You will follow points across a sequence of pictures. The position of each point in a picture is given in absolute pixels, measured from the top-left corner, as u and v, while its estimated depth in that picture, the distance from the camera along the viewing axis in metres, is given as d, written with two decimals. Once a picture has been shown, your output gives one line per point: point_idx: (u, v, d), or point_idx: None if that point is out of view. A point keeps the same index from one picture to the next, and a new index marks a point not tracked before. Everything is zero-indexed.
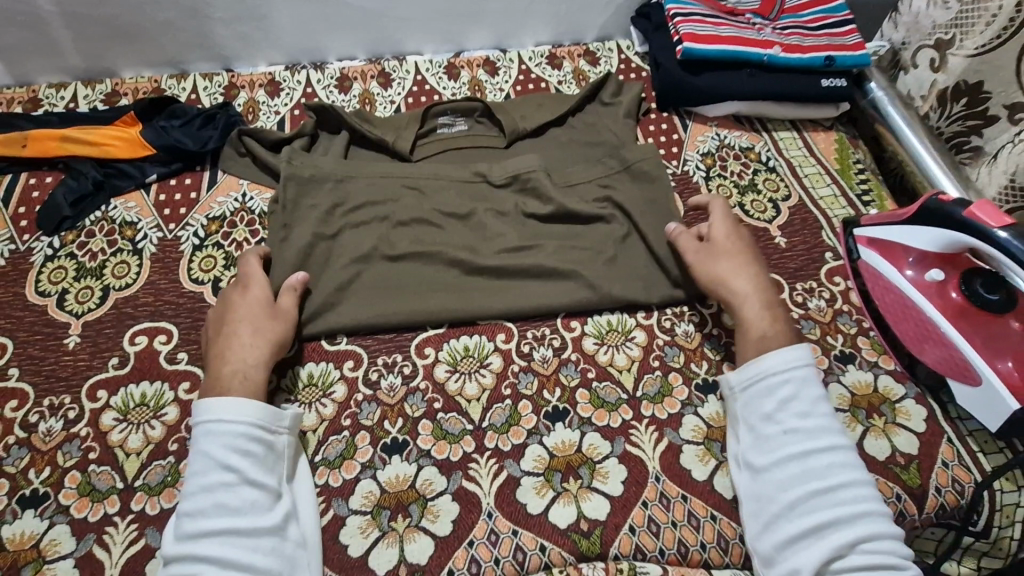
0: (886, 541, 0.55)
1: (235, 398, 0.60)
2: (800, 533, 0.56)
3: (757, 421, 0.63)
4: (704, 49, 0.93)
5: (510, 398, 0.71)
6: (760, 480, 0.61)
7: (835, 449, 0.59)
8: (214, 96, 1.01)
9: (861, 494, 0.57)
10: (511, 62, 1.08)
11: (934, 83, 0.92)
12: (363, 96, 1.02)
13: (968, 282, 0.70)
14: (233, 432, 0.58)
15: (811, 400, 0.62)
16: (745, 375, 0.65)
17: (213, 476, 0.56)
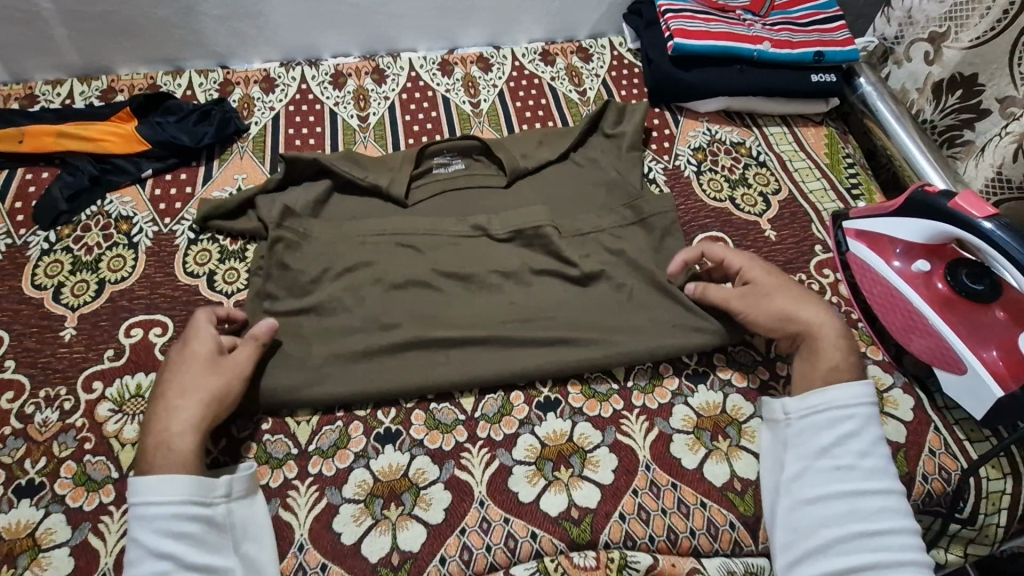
0: None
1: (157, 476, 0.56)
2: (836, 569, 0.56)
3: (806, 453, 0.61)
4: (695, 45, 0.94)
5: (502, 389, 0.72)
6: (799, 511, 0.60)
7: (887, 494, 0.58)
8: (210, 92, 1.01)
9: (906, 541, 0.57)
10: (504, 59, 1.09)
11: (928, 75, 0.92)
12: (357, 92, 1.03)
13: (954, 272, 0.70)
14: (165, 516, 0.54)
15: (869, 442, 0.60)
16: (803, 405, 0.63)
17: (147, 564, 0.53)
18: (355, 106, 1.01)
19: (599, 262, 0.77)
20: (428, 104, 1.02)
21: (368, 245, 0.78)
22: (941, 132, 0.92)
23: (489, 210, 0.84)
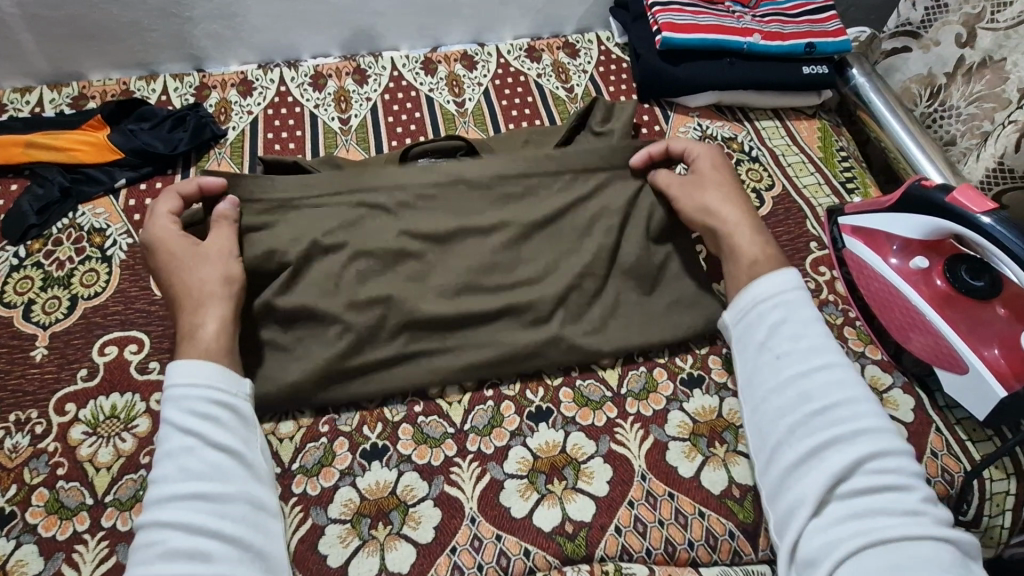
0: (889, 459, 0.56)
1: (199, 361, 0.60)
2: (801, 457, 0.58)
3: (753, 351, 0.65)
4: (684, 39, 0.91)
5: (492, 400, 0.70)
6: (761, 409, 0.62)
7: (831, 369, 0.61)
8: (185, 97, 0.98)
9: (861, 412, 0.58)
10: (489, 56, 1.06)
11: (960, 58, 0.88)
12: (338, 93, 1.00)
13: (953, 269, 0.69)
14: (198, 392, 0.58)
15: (801, 324, 0.63)
16: (742, 306, 0.67)
17: (175, 441, 0.56)
18: (336, 108, 0.98)
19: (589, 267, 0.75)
20: (411, 104, 0.99)
21: None
22: (964, 122, 0.88)
23: None
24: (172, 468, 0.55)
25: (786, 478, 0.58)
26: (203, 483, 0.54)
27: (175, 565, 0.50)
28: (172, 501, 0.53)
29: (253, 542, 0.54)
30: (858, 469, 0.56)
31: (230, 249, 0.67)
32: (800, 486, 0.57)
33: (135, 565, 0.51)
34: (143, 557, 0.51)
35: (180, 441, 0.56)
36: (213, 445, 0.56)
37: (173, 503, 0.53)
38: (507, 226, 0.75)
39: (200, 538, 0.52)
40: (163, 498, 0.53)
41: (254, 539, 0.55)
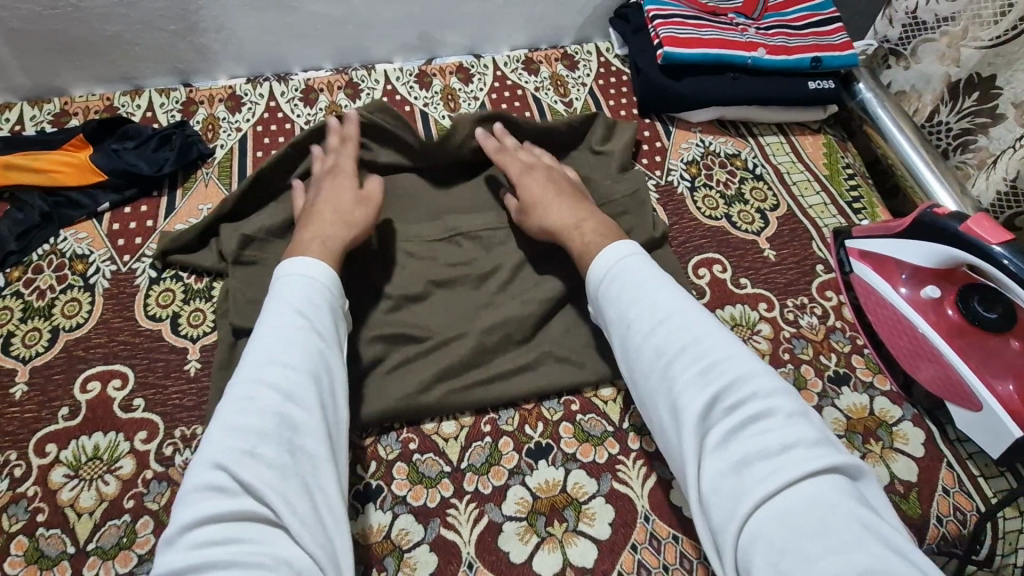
0: (746, 391, 0.51)
1: (316, 259, 0.64)
2: (671, 418, 0.54)
3: (611, 332, 0.62)
4: (685, 54, 0.88)
5: (490, 436, 0.68)
6: (635, 386, 0.59)
7: (669, 320, 0.57)
8: (171, 113, 0.95)
9: (713, 351, 0.54)
10: (485, 69, 1.03)
11: (945, 74, 0.87)
12: (330, 108, 0.97)
13: (965, 299, 0.67)
14: (307, 282, 0.61)
15: (636, 282, 0.60)
16: (591, 293, 0.64)
17: (286, 317, 0.58)
18: None
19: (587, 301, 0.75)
20: (405, 120, 0.96)
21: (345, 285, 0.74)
22: (955, 136, 0.87)
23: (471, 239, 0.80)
24: (270, 333, 0.57)
25: (671, 443, 0.54)
26: (292, 352, 0.55)
27: (253, 416, 0.51)
28: (264, 366, 0.54)
29: (326, 421, 0.55)
30: (719, 412, 0.51)
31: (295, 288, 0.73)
32: (679, 448, 0.53)
33: (220, 413, 0.52)
34: (224, 409, 0.52)
35: (284, 313, 0.58)
36: (314, 330, 0.58)
37: (263, 362, 0.55)
38: (501, 269, 0.76)
39: (279, 398, 0.53)
40: (255, 360, 0.55)
41: (328, 417, 0.55)
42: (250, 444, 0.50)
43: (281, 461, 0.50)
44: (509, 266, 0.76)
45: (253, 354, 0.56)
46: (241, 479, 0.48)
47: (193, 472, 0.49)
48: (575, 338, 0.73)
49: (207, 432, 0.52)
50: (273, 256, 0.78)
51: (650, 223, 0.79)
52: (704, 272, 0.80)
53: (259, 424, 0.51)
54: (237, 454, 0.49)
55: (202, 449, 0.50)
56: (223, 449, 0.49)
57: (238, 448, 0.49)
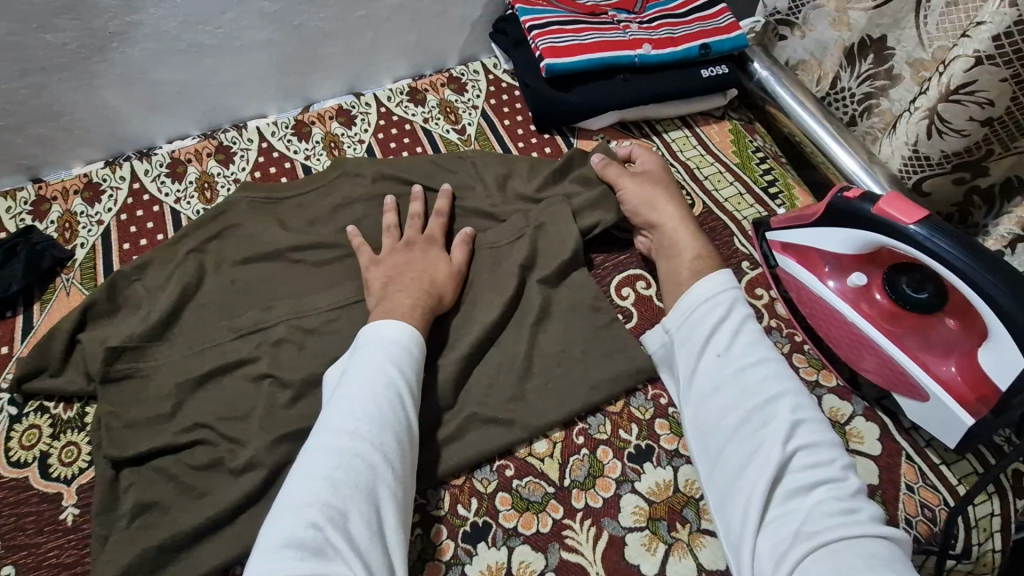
0: (825, 451, 0.53)
1: (404, 321, 0.62)
2: (747, 454, 0.54)
3: (693, 355, 0.61)
4: (570, 63, 0.83)
5: (420, 526, 0.60)
6: (701, 413, 0.59)
7: (770, 364, 0.59)
8: (20, 217, 0.84)
9: (801, 407, 0.56)
10: (368, 107, 0.96)
11: (837, 40, 0.84)
12: (201, 180, 0.88)
13: (893, 283, 0.63)
14: (396, 347, 0.60)
15: (739, 321, 0.61)
16: (678, 316, 0.65)
17: (377, 378, 0.56)
18: (200, 199, 0.86)
19: (507, 349, 0.69)
20: (286, 178, 0.88)
21: (238, 386, 0.67)
22: (859, 102, 0.84)
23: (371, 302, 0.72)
24: (359, 386, 0.56)
25: (736, 478, 0.54)
26: (384, 409, 0.55)
27: (344, 471, 0.51)
28: (358, 430, 0.53)
29: (403, 486, 0.54)
30: (797, 465, 0.53)
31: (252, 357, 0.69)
32: (746, 483, 0.53)
33: (309, 459, 0.52)
34: (310, 459, 0.52)
35: (377, 368, 0.57)
36: (401, 394, 0.57)
37: (351, 414, 0.54)
38: None
39: (368, 456, 0.52)
40: (350, 417, 0.54)
41: (406, 485, 0.54)
42: (333, 501, 0.49)
43: (366, 521, 0.49)
44: None
45: (339, 410, 0.55)
46: (332, 540, 0.47)
47: (273, 525, 0.48)
48: (498, 394, 0.66)
49: (293, 476, 0.51)
50: (151, 365, 0.69)
51: (561, 252, 0.74)
52: (627, 292, 0.76)
53: (348, 484, 0.50)
54: (327, 510, 0.48)
55: (290, 498, 0.50)
56: (314, 504, 0.49)
57: (329, 504, 0.49)
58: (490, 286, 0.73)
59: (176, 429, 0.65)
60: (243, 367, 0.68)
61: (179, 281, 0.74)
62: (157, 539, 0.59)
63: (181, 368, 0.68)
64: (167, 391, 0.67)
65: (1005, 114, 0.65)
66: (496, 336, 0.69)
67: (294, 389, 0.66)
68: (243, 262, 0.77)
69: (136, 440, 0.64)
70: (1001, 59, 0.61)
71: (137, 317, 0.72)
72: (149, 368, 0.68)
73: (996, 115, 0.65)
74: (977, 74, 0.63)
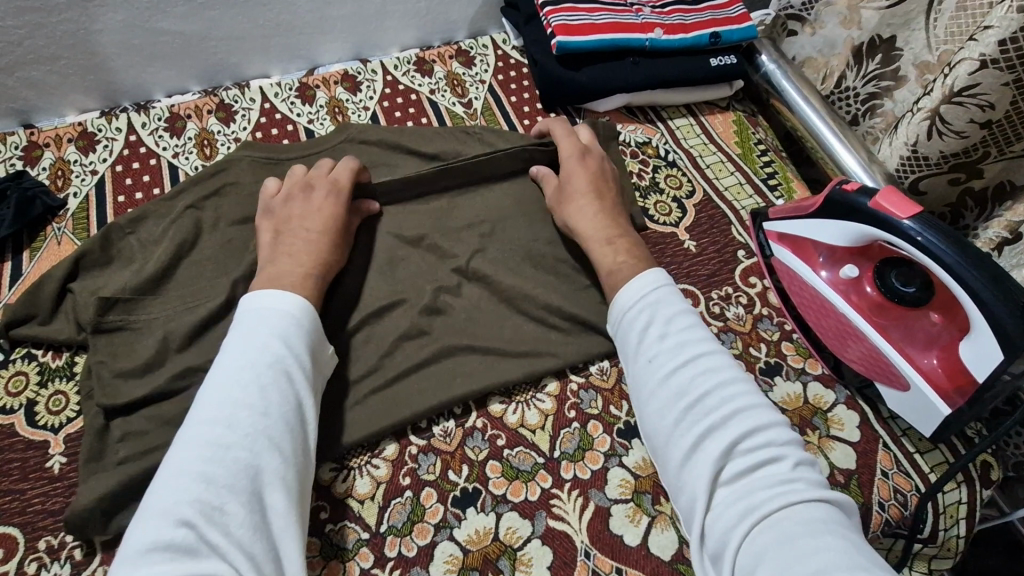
0: (764, 435, 0.52)
1: (288, 291, 0.59)
2: (683, 454, 0.53)
3: (629, 357, 0.59)
4: (581, 42, 0.83)
5: (410, 489, 0.61)
6: (646, 415, 0.57)
7: (700, 358, 0.56)
8: (10, 162, 0.82)
9: (738, 394, 0.54)
10: (374, 74, 0.94)
11: (848, 39, 0.85)
12: (200, 136, 0.86)
13: (882, 276, 0.65)
14: (279, 319, 0.56)
15: (669, 317, 0.59)
16: (614, 317, 0.62)
17: (257, 357, 0.53)
18: (199, 155, 0.85)
19: (505, 323, 0.69)
20: (288, 140, 0.87)
21: None
22: (863, 101, 0.85)
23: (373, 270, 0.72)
24: (239, 380, 0.53)
25: (679, 477, 0.53)
26: (264, 393, 0.52)
27: (220, 463, 0.48)
28: (234, 417, 0.50)
29: (296, 470, 0.51)
30: (735, 453, 0.51)
31: None
32: (689, 484, 0.52)
33: (177, 460, 0.48)
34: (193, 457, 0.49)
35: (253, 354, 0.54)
36: (289, 367, 0.54)
37: (229, 402, 0.51)
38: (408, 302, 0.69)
39: (245, 441, 0.49)
40: (220, 407, 0.50)
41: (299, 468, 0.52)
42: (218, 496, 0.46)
43: (242, 511, 0.47)
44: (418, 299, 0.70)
45: (206, 405, 0.51)
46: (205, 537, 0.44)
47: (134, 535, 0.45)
48: (493, 364, 0.67)
49: (157, 482, 0.47)
50: (144, 318, 0.68)
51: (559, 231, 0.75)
52: None
53: (225, 476, 0.47)
54: (200, 507, 0.45)
55: (155, 504, 0.46)
56: (184, 501, 0.45)
57: (201, 500, 0.46)
58: (489, 259, 0.73)
59: (167, 383, 0.64)
60: None
61: (177, 237, 0.73)
62: (146, 490, 0.58)
63: (176, 322, 0.68)
64: (159, 346, 0.66)
65: (1004, 117, 0.66)
66: (495, 309, 0.70)
67: None
68: (241, 221, 0.76)
69: (126, 392, 0.63)
70: (1004, 64, 0.62)
71: (132, 270, 0.71)
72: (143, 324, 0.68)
73: (994, 118, 0.66)
74: (980, 78, 0.64)
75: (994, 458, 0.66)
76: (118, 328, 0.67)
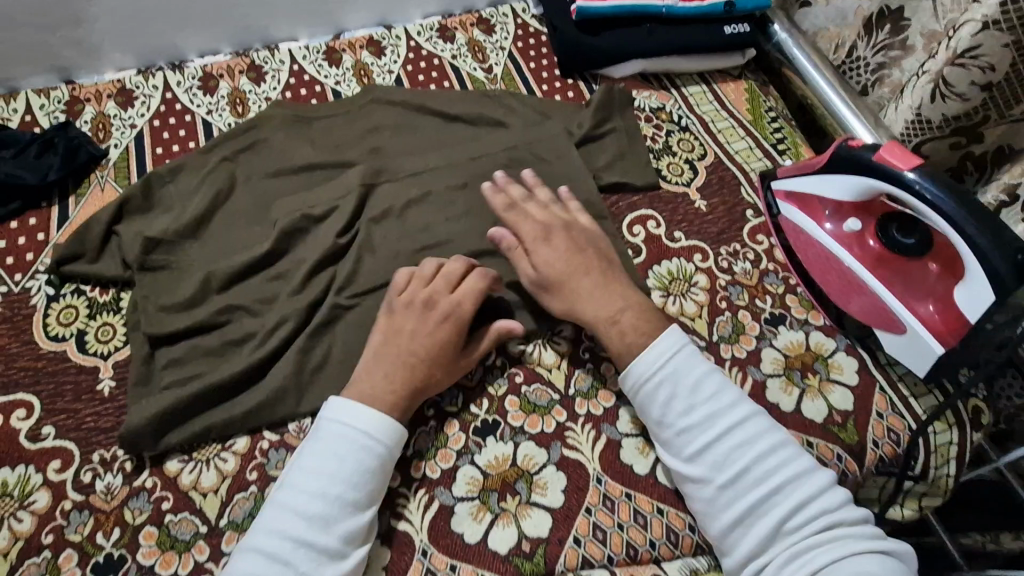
0: (813, 505, 0.55)
1: (362, 403, 0.59)
2: (729, 526, 0.56)
3: (658, 430, 0.61)
4: (598, 7, 0.88)
5: (435, 419, 0.66)
6: (684, 484, 0.60)
7: (735, 430, 0.58)
8: (54, 115, 0.86)
9: (776, 465, 0.56)
10: (398, 40, 0.98)
11: (858, 8, 0.88)
12: (232, 95, 0.90)
13: (884, 229, 0.69)
14: (352, 437, 0.57)
15: (692, 387, 0.60)
16: (627, 387, 0.62)
17: (325, 475, 0.55)
18: (232, 112, 0.89)
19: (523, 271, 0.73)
20: (316, 100, 0.91)
21: (268, 284, 0.71)
22: (872, 71, 0.88)
23: (400, 219, 0.76)
24: (324, 457, 0.56)
25: (721, 542, 0.57)
26: (337, 490, 0.55)
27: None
28: (297, 530, 0.53)
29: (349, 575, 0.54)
30: (784, 528, 0.54)
31: (289, 261, 0.73)
32: (739, 556, 0.56)
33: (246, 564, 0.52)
34: (272, 520, 0.54)
35: (342, 434, 0.57)
36: (350, 482, 0.55)
37: (295, 516, 0.54)
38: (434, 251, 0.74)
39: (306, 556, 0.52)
40: (288, 519, 0.54)
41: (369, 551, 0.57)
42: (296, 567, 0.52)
43: None
44: (444, 247, 0.74)
45: (275, 514, 0.54)
46: None
47: None
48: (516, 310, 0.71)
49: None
50: (185, 259, 0.72)
51: (576, 188, 0.79)
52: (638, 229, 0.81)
53: None
54: None
55: None
56: None
57: None
58: None
59: (207, 317, 0.68)
60: (273, 268, 0.73)
61: (214, 186, 0.78)
62: (189, 411, 0.63)
63: (214, 263, 0.72)
64: (197, 283, 0.70)
65: (1005, 78, 0.69)
66: None
67: (322, 289, 0.70)
68: (273, 173, 0.80)
69: (168, 323, 0.68)
70: (1006, 24, 0.66)
71: (173, 215, 0.75)
72: (184, 263, 0.72)
73: (995, 80, 0.70)
74: (982, 39, 0.67)
75: (986, 404, 0.70)
76: (161, 267, 0.71)
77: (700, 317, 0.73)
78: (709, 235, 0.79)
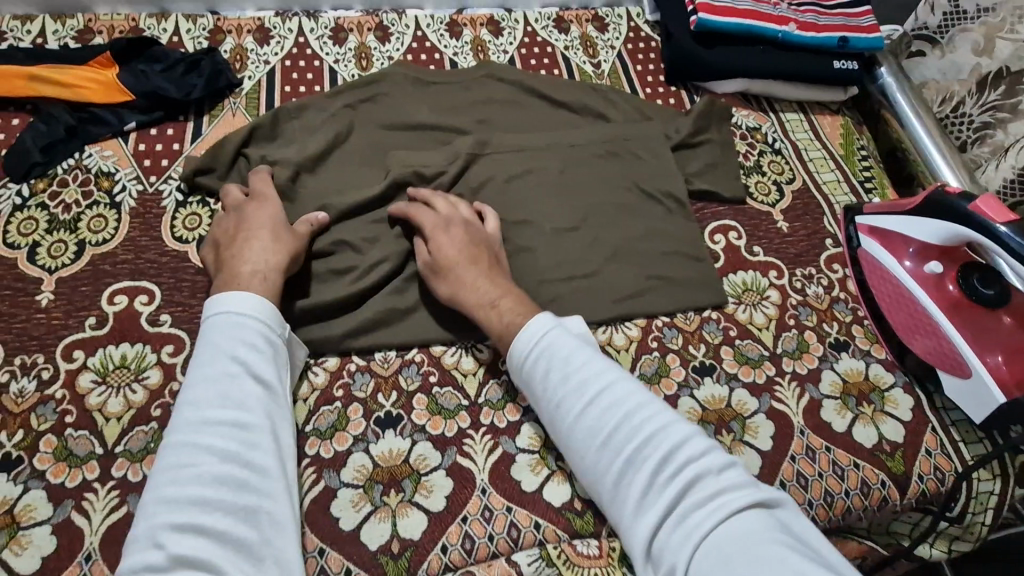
0: (689, 454, 0.54)
1: (234, 297, 0.61)
2: (618, 490, 0.55)
3: (543, 403, 0.60)
4: (719, 22, 0.91)
5: (507, 374, 0.70)
6: (578, 457, 0.58)
7: (608, 391, 0.57)
8: (198, 41, 0.93)
9: (649, 420, 0.56)
10: (516, 23, 1.03)
11: (975, 66, 0.89)
12: (359, 49, 0.96)
13: (966, 276, 0.71)
14: (211, 342, 0.58)
15: (565, 355, 0.60)
16: (513, 360, 0.62)
17: (215, 371, 0.56)
18: (357, 65, 0.95)
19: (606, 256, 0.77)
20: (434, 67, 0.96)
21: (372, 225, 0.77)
22: (975, 129, 0.89)
23: (499, 187, 0.81)
24: (201, 361, 0.57)
25: (620, 511, 0.55)
26: (236, 389, 0.56)
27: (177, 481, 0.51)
28: (193, 438, 0.53)
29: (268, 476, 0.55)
30: (665, 483, 0.53)
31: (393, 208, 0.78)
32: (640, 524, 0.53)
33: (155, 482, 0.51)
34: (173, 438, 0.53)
35: (204, 341, 0.58)
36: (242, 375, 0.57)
37: (188, 422, 0.54)
38: (528, 223, 0.78)
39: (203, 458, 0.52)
40: (187, 425, 0.53)
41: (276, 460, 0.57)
42: (203, 467, 0.51)
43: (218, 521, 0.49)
44: (536, 220, 0.79)
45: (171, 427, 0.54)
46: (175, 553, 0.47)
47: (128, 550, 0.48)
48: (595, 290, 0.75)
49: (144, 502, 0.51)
50: (301, 189, 0.79)
51: (668, 190, 0.83)
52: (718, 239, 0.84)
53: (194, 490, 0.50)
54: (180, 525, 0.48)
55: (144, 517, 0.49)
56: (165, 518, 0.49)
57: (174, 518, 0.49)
58: (602, 200, 0.81)
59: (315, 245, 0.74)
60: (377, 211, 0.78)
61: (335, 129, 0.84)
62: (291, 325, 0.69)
63: (326, 198, 0.78)
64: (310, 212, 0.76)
65: None
66: (601, 242, 0.78)
67: None
68: (388, 127, 0.86)
69: None
70: None
71: (294, 147, 0.82)
72: (300, 193, 0.78)
73: None
74: None
75: None
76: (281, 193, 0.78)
77: (767, 329, 0.76)
78: (787, 256, 0.82)
